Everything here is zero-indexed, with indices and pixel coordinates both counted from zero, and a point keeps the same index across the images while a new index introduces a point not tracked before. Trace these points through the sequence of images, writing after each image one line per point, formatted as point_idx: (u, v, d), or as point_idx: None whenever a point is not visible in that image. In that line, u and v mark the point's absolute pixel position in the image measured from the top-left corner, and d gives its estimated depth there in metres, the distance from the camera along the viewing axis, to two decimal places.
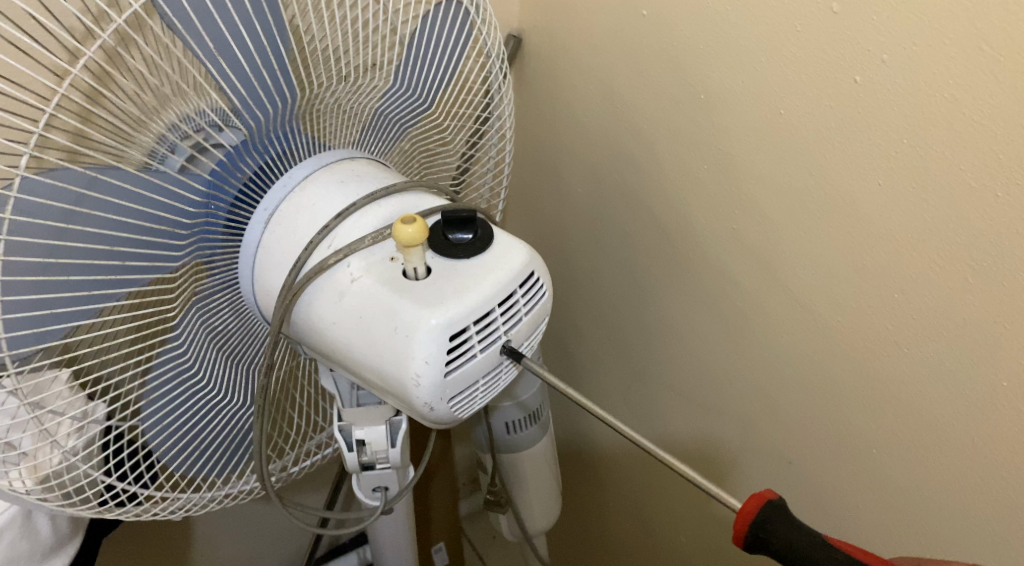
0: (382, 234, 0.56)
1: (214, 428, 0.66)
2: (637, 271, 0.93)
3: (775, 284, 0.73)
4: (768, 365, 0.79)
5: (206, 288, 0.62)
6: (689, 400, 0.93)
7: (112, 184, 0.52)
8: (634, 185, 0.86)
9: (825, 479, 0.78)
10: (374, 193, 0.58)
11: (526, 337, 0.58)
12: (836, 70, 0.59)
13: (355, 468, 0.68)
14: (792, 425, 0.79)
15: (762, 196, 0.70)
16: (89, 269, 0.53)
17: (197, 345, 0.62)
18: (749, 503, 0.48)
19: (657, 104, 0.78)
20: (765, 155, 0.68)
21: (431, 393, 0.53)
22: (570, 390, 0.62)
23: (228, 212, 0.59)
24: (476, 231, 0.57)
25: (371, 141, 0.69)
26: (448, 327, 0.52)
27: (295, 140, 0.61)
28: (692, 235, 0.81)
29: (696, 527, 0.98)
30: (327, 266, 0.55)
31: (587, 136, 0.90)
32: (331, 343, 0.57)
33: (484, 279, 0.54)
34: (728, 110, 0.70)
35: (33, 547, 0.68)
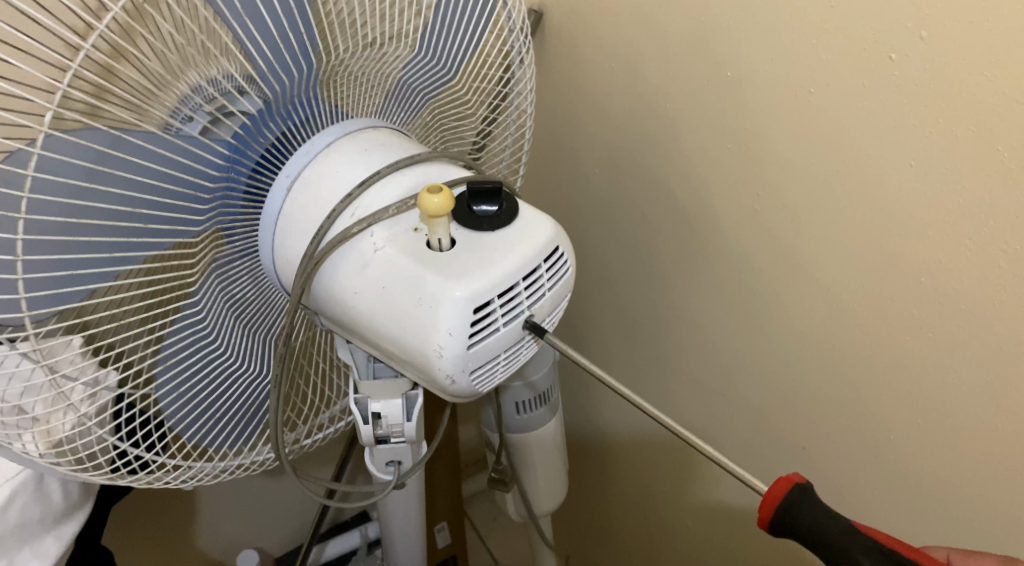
0: (406, 204, 0.56)
1: (230, 397, 0.65)
2: (653, 254, 0.92)
3: (797, 268, 0.73)
4: (785, 350, 0.78)
5: (225, 255, 0.61)
6: (702, 385, 0.93)
7: (135, 145, 0.52)
8: (655, 166, 0.85)
9: (842, 466, 0.77)
10: (399, 162, 0.57)
11: (548, 313, 0.58)
12: (871, 48, 0.58)
13: (369, 442, 0.67)
14: (809, 411, 0.79)
15: (787, 180, 0.70)
16: (109, 231, 0.53)
17: (215, 312, 0.62)
18: (775, 487, 0.48)
19: (682, 83, 0.76)
20: (793, 137, 0.67)
21: (453, 366, 0.53)
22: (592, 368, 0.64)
23: (249, 179, 0.59)
24: (502, 203, 0.56)
25: (392, 110, 0.69)
26: (472, 300, 0.52)
27: (318, 108, 0.60)
28: (712, 219, 0.80)
29: (701, 513, 0.98)
30: (350, 235, 0.54)
31: (607, 115, 0.89)
32: (352, 313, 0.56)
33: (509, 252, 0.54)
34: (757, 91, 0.69)
35: (44, 513, 0.68)
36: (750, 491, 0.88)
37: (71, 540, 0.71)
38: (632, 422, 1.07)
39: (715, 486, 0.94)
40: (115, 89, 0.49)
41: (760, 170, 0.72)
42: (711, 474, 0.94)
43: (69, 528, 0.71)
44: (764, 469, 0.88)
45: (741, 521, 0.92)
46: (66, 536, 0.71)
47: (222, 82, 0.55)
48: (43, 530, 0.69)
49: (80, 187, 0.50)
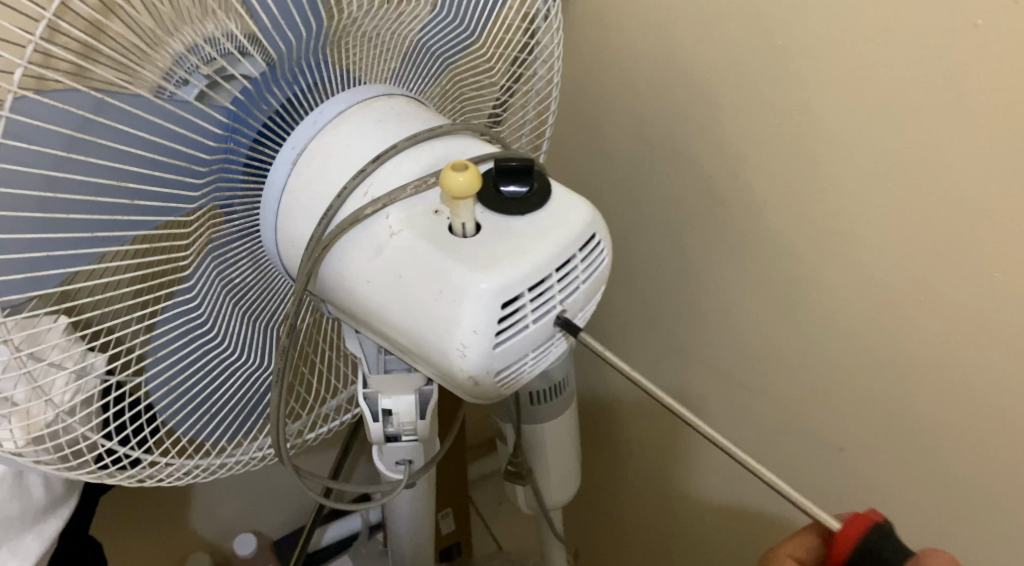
0: (426, 182, 0.49)
1: (228, 390, 0.60)
2: (680, 238, 0.85)
3: (845, 259, 0.67)
4: (826, 345, 0.72)
5: (224, 236, 0.55)
6: (727, 379, 0.87)
7: (122, 110, 0.45)
8: (688, 143, 0.78)
9: (882, 469, 0.72)
10: (418, 135, 0.51)
11: (582, 307, 0.52)
12: (952, 13, 0.53)
13: (379, 440, 0.62)
14: (848, 412, 0.73)
15: (840, 162, 0.63)
16: (94, 207, 0.47)
17: (212, 298, 0.56)
18: (853, 523, 0.45)
19: (723, 53, 0.70)
20: (852, 115, 0.61)
21: (478, 368, 0.47)
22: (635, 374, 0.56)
23: (250, 149, 0.52)
24: (532, 183, 0.50)
25: (410, 76, 0.62)
26: (500, 294, 0.46)
27: (327, 73, 0.54)
28: (750, 203, 0.74)
29: (723, 512, 0.94)
30: (362, 217, 0.48)
31: (635, 87, 0.82)
32: (363, 304, 0.51)
33: (543, 239, 0.48)
34: (810, 63, 0.63)
35: (24, 509, 0.63)
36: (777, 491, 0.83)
37: (54, 538, 0.66)
38: (649, 414, 1.01)
39: (741, 484, 0.89)
40: (98, 44, 0.43)
41: (809, 150, 0.66)
42: (736, 472, 0.89)
43: (52, 525, 0.66)
44: (792, 469, 0.83)
45: (765, 521, 0.87)
46: (48, 534, 0.65)
47: (223, 41, 0.48)
48: (23, 528, 0.63)
49: (59, 157, 0.44)
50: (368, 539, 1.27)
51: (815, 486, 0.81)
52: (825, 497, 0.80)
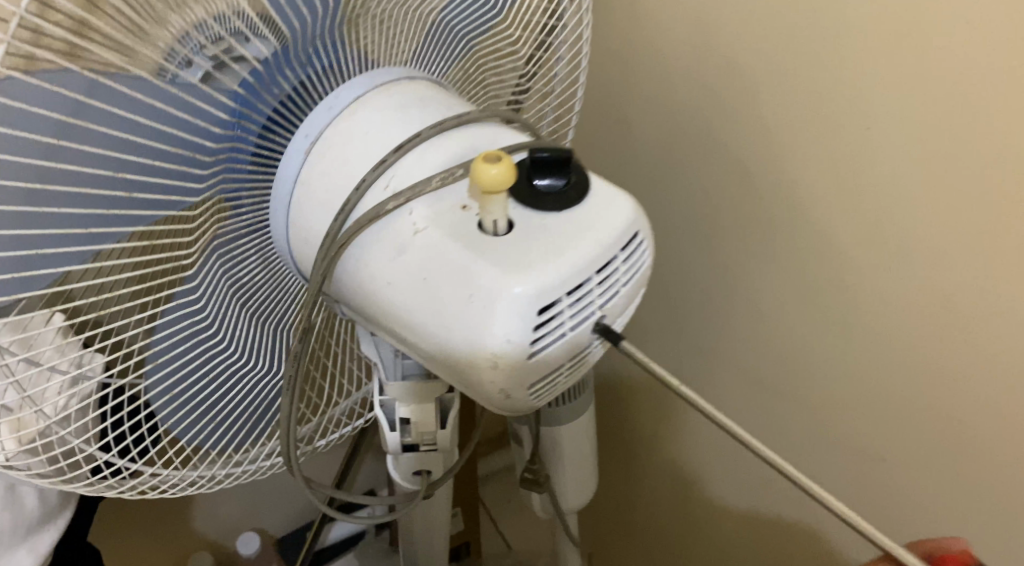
0: (453, 174, 0.45)
1: (236, 397, 0.56)
2: (708, 234, 0.81)
3: (895, 258, 0.62)
4: (869, 349, 0.68)
5: (231, 231, 0.50)
6: (755, 383, 0.83)
7: (119, 93, 0.41)
8: (721, 133, 0.73)
9: (927, 481, 0.68)
10: (444, 122, 0.46)
11: (621, 311, 0.47)
12: None
13: (396, 450, 0.58)
14: (891, 419, 0.69)
15: (896, 154, 0.59)
16: (90, 202, 0.42)
17: (218, 299, 0.51)
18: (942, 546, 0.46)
19: (764, 35, 0.65)
20: (913, 102, 0.57)
21: (510, 379, 0.43)
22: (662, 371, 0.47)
23: (258, 138, 0.48)
24: (569, 176, 0.45)
25: (430, 57, 0.57)
26: (537, 299, 0.42)
27: (343, 54, 0.49)
28: (790, 196, 0.69)
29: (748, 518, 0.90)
30: (384, 212, 0.44)
31: (661, 72, 0.77)
32: (382, 307, 0.46)
33: (583, 238, 0.43)
34: (866, 46, 0.58)
35: (16, 520, 0.59)
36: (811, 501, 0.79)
37: (47, 552, 0.62)
38: (669, 416, 0.97)
39: (769, 490, 0.85)
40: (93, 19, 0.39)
41: (860, 141, 0.61)
42: (765, 478, 0.85)
43: (46, 538, 0.62)
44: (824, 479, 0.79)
45: (797, 530, 0.83)
46: (42, 548, 0.62)
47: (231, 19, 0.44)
48: (14, 542, 0.60)
49: (50, 145, 0.40)
50: (375, 536, 1.23)
51: (850, 496, 0.76)
52: (862, 509, 0.76)
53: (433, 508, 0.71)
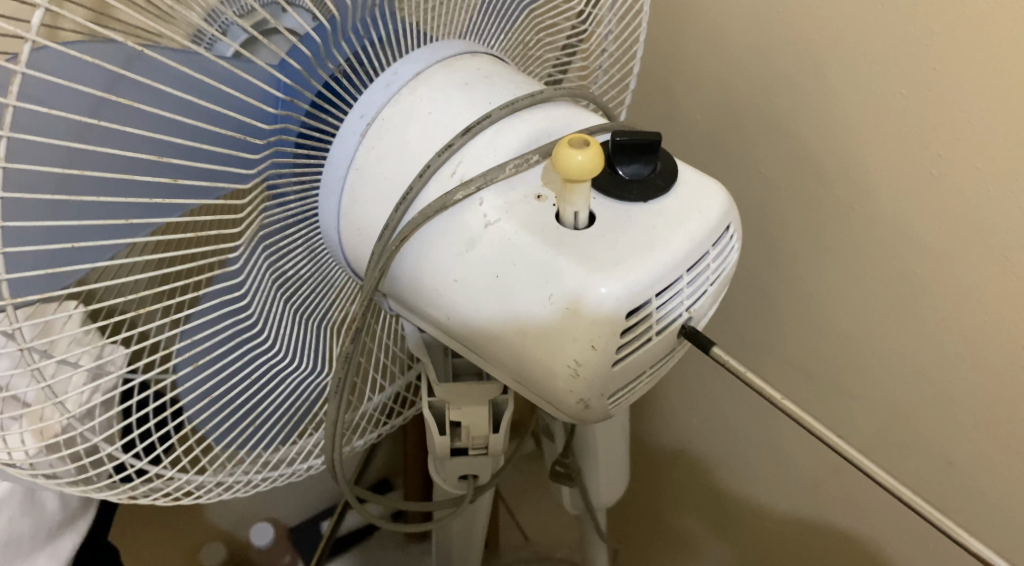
0: (528, 160, 0.41)
1: (276, 399, 0.52)
2: (764, 220, 0.77)
3: (979, 251, 0.59)
4: (942, 348, 0.65)
5: (277, 222, 0.46)
6: (808, 377, 0.79)
7: (157, 64, 0.37)
8: (786, 113, 0.69)
9: (996, 486, 0.65)
10: (516, 102, 0.42)
11: (706, 312, 0.43)
12: None
13: (443, 454, 0.54)
14: (961, 420, 0.66)
15: (991, 141, 0.55)
16: (128, 189, 0.38)
17: (262, 295, 0.47)
18: None
19: (846, 9, 0.61)
20: (1012, 83, 0.53)
21: (592, 388, 0.39)
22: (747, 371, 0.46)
23: (305, 121, 0.43)
24: (655, 163, 0.41)
25: (484, 25, 0.51)
26: (626, 302, 0.37)
27: (397, 25, 0.44)
28: (862, 184, 0.65)
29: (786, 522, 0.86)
30: (451, 203, 0.40)
31: (721, 52, 0.73)
32: (447, 306, 0.42)
33: (674, 233, 0.39)
34: (963, 22, 0.54)
35: (36, 526, 0.61)
36: (864, 504, 0.75)
37: (68, 557, 0.64)
38: (707, 412, 0.93)
39: (815, 491, 0.81)
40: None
41: (948, 127, 0.57)
42: (811, 478, 0.81)
43: (67, 542, 0.64)
44: None
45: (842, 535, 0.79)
46: (64, 552, 0.63)
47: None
48: (35, 546, 0.61)
49: (83, 124, 0.36)
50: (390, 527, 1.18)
51: None
52: None
53: (473, 512, 0.67)
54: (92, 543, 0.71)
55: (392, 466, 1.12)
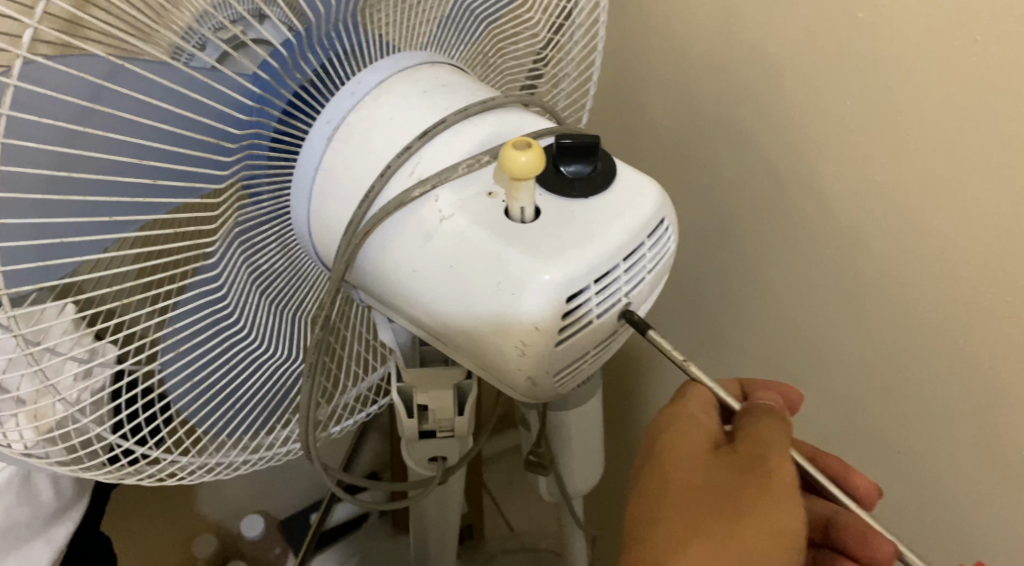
0: (479, 161, 0.45)
1: (253, 385, 0.55)
2: (727, 222, 0.81)
3: (918, 251, 0.63)
4: (888, 341, 0.69)
5: (250, 219, 0.50)
6: (771, 370, 0.84)
7: (139, 77, 0.41)
8: (743, 121, 0.74)
9: (944, 471, 0.69)
10: (469, 108, 0.46)
11: (644, 299, 0.47)
12: None
13: (413, 436, 0.59)
14: (909, 410, 0.70)
15: (926, 149, 0.60)
16: (112, 188, 0.42)
17: (238, 287, 0.51)
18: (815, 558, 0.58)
19: (793, 26, 0.65)
20: (939, 97, 0.57)
21: (538, 365, 0.43)
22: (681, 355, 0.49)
23: (277, 125, 0.47)
24: (596, 163, 0.45)
25: (447, 39, 0.56)
26: (565, 287, 0.41)
27: (362, 38, 0.48)
28: (815, 184, 0.69)
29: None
30: (409, 200, 0.44)
31: (687, 61, 0.77)
32: (408, 295, 0.46)
33: (610, 227, 0.43)
34: (895, 40, 0.59)
35: (33, 513, 0.64)
36: None
37: (62, 543, 0.68)
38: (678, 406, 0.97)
39: None
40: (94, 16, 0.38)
41: (886, 135, 0.62)
42: None
43: (60, 531, 0.67)
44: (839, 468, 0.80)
45: None
46: (59, 539, 0.67)
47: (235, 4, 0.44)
48: (32, 534, 0.65)
49: (72, 131, 0.40)
50: (377, 518, 1.22)
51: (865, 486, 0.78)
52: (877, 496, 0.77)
53: (446, 494, 0.71)
54: (82, 530, 0.74)
55: (379, 460, 1.16)
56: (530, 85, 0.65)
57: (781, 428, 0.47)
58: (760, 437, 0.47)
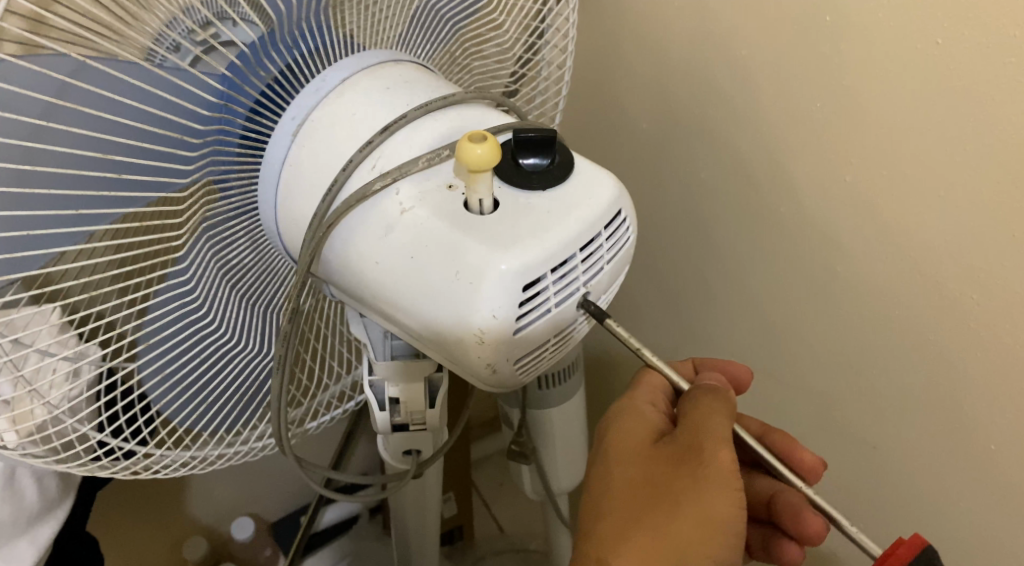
0: (439, 155, 0.46)
1: (227, 379, 0.56)
2: (705, 222, 0.82)
3: (887, 249, 0.64)
4: (861, 338, 0.70)
5: (219, 214, 0.51)
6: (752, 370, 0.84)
7: (104, 75, 0.42)
8: (717, 123, 0.75)
9: (920, 467, 0.70)
10: (430, 104, 0.47)
11: (605, 289, 0.49)
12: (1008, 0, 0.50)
13: (385, 430, 0.60)
14: (883, 406, 0.71)
15: (890, 148, 0.60)
16: (78, 182, 0.43)
17: (208, 281, 0.52)
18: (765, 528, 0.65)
19: (762, 29, 0.66)
20: (900, 97, 0.58)
21: (498, 353, 0.44)
22: (640, 343, 0.51)
23: (246, 120, 0.48)
24: (554, 156, 0.46)
25: (416, 41, 0.57)
26: (522, 275, 0.42)
27: (331, 37, 0.50)
28: (787, 180, 0.70)
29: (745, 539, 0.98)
30: (371, 193, 0.45)
31: (661, 60, 0.78)
32: (372, 287, 0.47)
33: (567, 217, 0.44)
34: (857, 41, 0.60)
35: (16, 511, 0.65)
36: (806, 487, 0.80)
37: (47, 541, 0.68)
38: None
39: None
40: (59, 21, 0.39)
41: (852, 136, 0.63)
42: None
43: (45, 530, 0.68)
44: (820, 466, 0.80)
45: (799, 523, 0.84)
46: (43, 538, 0.68)
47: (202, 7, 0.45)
48: (15, 533, 0.66)
49: (37, 127, 0.41)
50: (368, 521, 1.22)
51: (846, 483, 0.78)
52: (857, 493, 0.78)
53: (424, 486, 0.73)
54: (67, 530, 0.75)
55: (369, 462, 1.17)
56: (509, 86, 0.66)
57: (723, 410, 0.51)
58: (700, 423, 0.51)
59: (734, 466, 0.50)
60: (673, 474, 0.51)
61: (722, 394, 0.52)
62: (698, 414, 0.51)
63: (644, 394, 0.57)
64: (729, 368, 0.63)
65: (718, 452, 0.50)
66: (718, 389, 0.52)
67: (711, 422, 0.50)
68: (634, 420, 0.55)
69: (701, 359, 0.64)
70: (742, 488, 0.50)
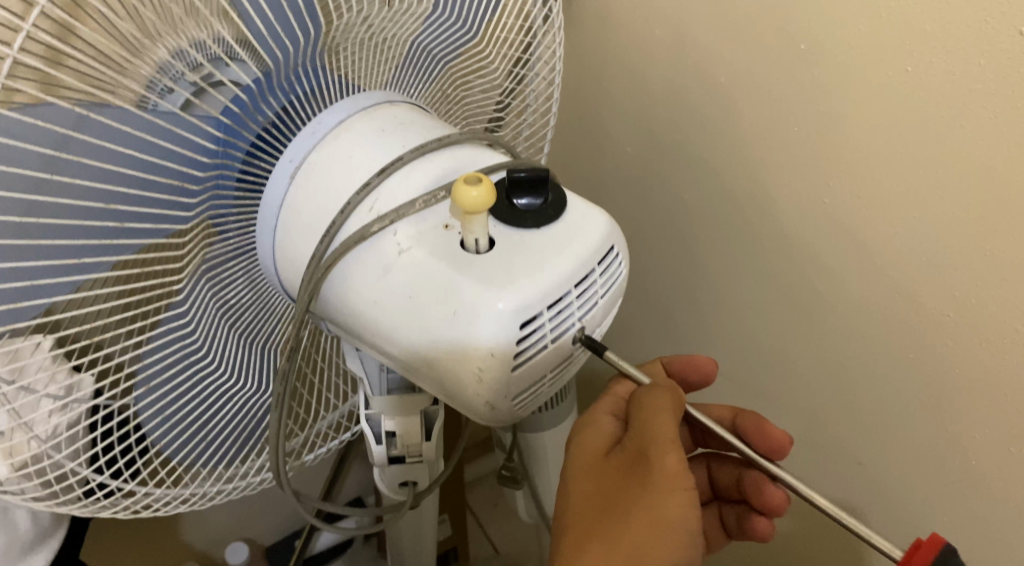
0: (435, 197, 0.47)
1: (225, 415, 0.57)
2: (695, 244, 0.83)
3: (875, 270, 0.65)
4: (849, 357, 0.71)
5: (217, 255, 0.52)
6: (746, 389, 0.85)
7: (105, 124, 0.42)
8: (704, 146, 0.76)
9: (911, 483, 0.71)
10: (425, 145, 0.49)
11: (599, 322, 0.50)
12: (988, 25, 0.51)
13: (382, 462, 0.60)
14: (875, 423, 0.72)
15: (874, 172, 0.62)
16: (79, 231, 0.43)
17: (207, 321, 0.53)
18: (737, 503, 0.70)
19: (746, 56, 0.67)
20: (882, 121, 0.60)
21: (495, 388, 0.45)
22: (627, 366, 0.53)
23: (243, 163, 0.49)
24: (547, 195, 0.48)
25: (408, 78, 0.58)
26: (519, 314, 0.43)
27: (325, 78, 0.51)
28: (773, 198, 0.71)
29: (736, 547, 0.99)
30: (369, 235, 0.46)
31: (647, 86, 0.79)
32: (370, 324, 0.48)
33: (560, 255, 0.46)
34: (840, 68, 0.61)
35: (10, 542, 0.65)
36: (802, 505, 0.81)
37: None
38: None
39: None
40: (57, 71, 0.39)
41: (838, 160, 0.64)
42: None
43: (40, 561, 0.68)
44: (817, 483, 0.81)
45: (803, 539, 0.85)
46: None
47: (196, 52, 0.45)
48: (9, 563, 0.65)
49: (39, 179, 0.41)
50: (363, 543, 1.22)
51: (842, 498, 0.79)
52: (853, 508, 0.78)
53: (420, 515, 0.73)
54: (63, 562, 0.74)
55: (364, 485, 1.17)
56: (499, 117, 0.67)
57: (668, 403, 0.52)
58: (648, 420, 0.51)
59: (681, 468, 0.50)
60: (628, 485, 0.52)
61: (667, 389, 0.53)
62: (645, 417, 0.52)
63: (609, 404, 0.60)
64: (696, 365, 0.64)
65: (666, 456, 0.50)
66: (661, 385, 0.53)
67: (657, 424, 0.51)
68: (592, 431, 0.57)
69: (672, 359, 0.65)
70: (692, 488, 0.50)
